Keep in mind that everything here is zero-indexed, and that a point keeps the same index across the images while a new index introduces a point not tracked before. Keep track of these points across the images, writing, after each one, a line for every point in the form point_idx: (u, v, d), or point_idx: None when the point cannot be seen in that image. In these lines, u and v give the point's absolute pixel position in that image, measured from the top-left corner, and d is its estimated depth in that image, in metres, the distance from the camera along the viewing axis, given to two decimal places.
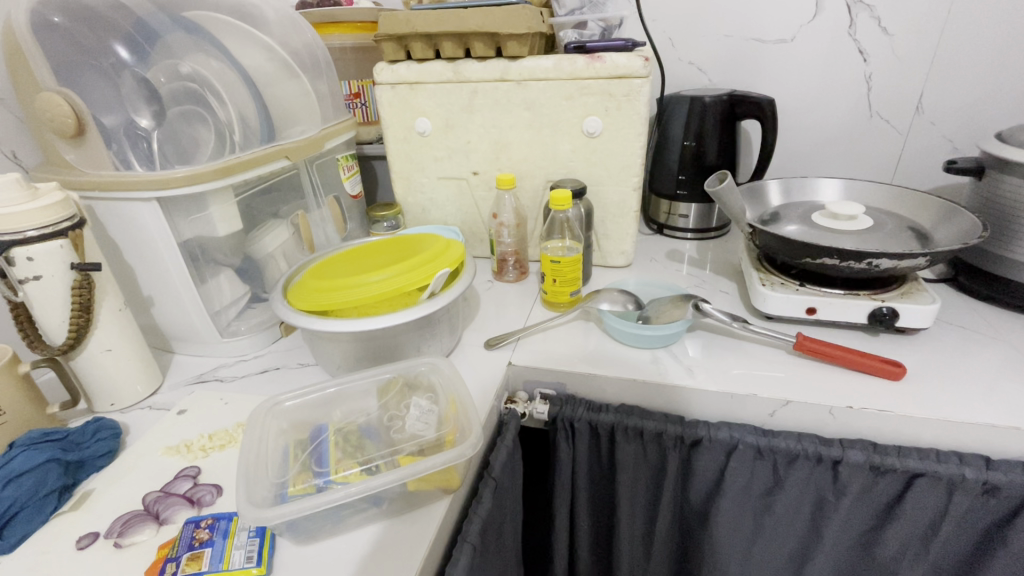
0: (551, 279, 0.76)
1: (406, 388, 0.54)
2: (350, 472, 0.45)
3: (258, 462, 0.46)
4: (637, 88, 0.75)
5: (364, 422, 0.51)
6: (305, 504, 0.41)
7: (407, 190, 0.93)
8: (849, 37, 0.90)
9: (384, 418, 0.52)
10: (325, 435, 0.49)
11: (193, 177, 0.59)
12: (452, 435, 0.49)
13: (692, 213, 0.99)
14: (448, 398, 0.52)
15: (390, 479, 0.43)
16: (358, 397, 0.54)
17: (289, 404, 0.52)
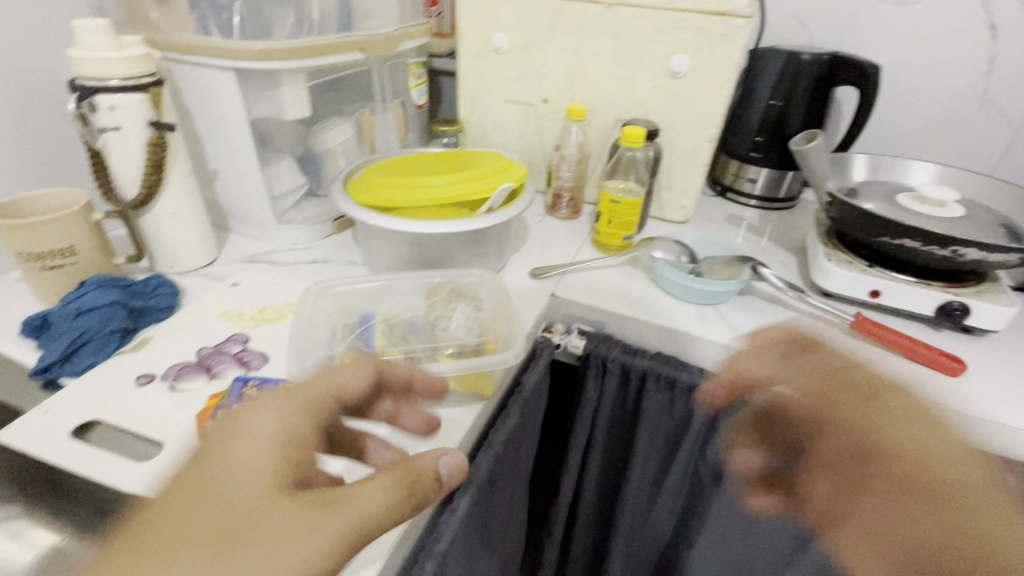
0: (606, 220, 0.74)
1: (454, 294, 0.54)
2: (392, 359, 0.47)
3: (307, 335, 0.48)
4: (736, 29, 0.70)
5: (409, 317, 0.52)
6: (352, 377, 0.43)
7: (472, 109, 0.90)
8: (981, 8, 0.81)
9: (430, 317, 0.52)
10: (373, 321, 0.50)
11: (268, 52, 0.59)
12: (493, 344, 0.49)
13: (760, 179, 0.94)
14: (493, 311, 0.53)
15: (431, 371, 0.45)
16: (405, 294, 0.54)
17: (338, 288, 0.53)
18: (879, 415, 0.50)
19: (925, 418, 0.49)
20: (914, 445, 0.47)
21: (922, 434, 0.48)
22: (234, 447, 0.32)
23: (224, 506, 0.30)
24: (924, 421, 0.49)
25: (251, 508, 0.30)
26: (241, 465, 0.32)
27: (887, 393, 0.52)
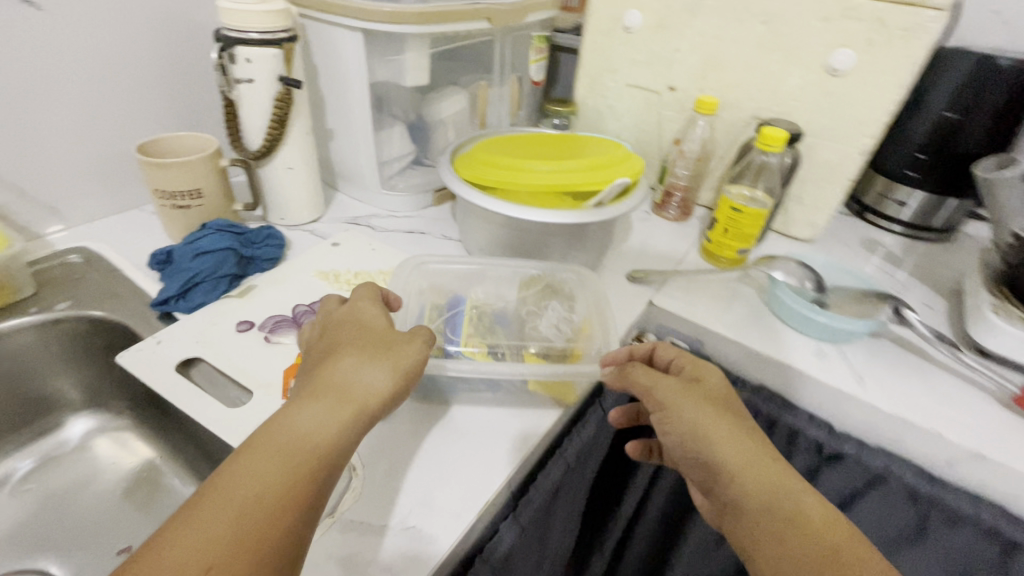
0: (722, 229, 0.67)
1: (549, 290, 0.51)
2: (477, 350, 0.45)
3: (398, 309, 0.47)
4: (924, 23, 0.58)
5: (498, 308, 0.50)
6: (435, 363, 0.42)
7: (589, 91, 0.85)
8: None
9: (520, 311, 0.50)
10: (462, 308, 0.48)
11: (397, 16, 0.58)
12: (581, 352, 0.46)
13: (912, 203, 0.81)
14: (586, 313, 0.49)
15: (513, 371, 0.42)
16: (501, 280, 0.53)
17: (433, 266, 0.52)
18: (692, 413, 0.38)
19: (739, 420, 0.38)
20: (744, 468, 0.35)
21: (746, 444, 0.36)
22: (356, 310, 0.41)
23: (362, 330, 0.39)
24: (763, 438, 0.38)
25: (382, 331, 0.39)
26: (369, 315, 0.40)
27: (700, 382, 0.41)
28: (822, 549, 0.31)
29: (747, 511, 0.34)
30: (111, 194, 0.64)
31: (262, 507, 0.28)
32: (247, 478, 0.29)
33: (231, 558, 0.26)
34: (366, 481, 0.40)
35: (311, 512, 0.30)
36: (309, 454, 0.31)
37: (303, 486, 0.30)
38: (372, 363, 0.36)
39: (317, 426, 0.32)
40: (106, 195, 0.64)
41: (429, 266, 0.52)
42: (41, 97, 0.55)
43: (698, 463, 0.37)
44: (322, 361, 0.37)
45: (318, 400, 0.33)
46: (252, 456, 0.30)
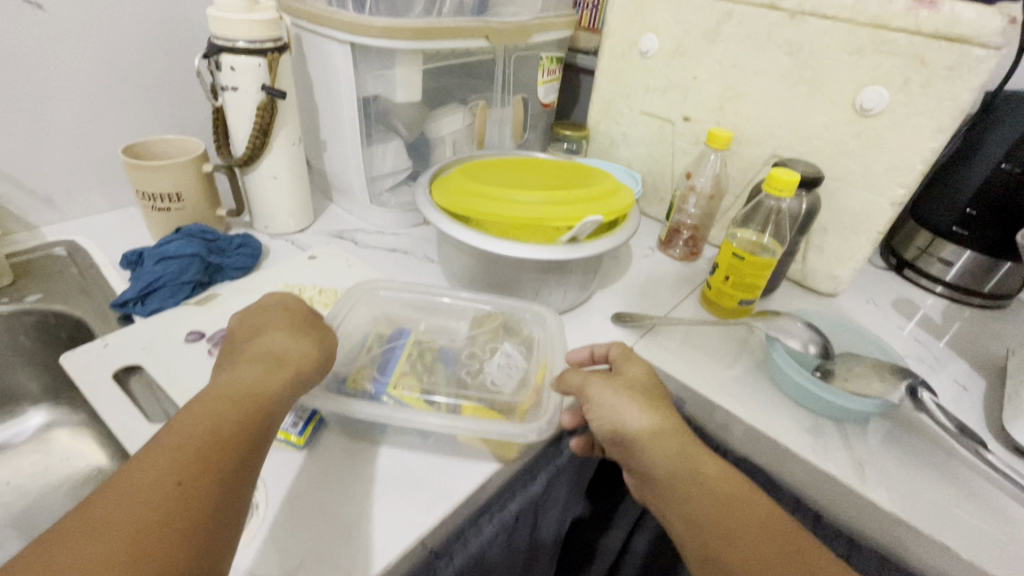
0: (723, 276, 0.61)
1: (501, 330, 0.48)
2: (407, 393, 0.41)
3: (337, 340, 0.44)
4: (972, 62, 0.51)
5: (447, 347, 0.46)
6: (361, 409, 0.38)
7: (602, 116, 0.81)
8: None
9: (466, 352, 0.46)
10: (402, 342, 0.45)
11: (389, 31, 0.56)
12: (527, 406, 0.41)
13: (958, 263, 0.71)
14: (539, 361, 0.45)
15: (443, 424, 0.38)
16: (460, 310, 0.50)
17: (388, 293, 0.50)
18: (613, 401, 0.39)
19: (654, 399, 0.40)
20: (656, 441, 0.37)
21: (659, 420, 0.38)
22: (280, 299, 0.44)
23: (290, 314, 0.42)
24: (673, 411, 0.40)
25: (310, 317, 0.43)
26: (295, 303, 0.44)
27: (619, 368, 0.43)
28: (714, 502, 0.35)
29: (657, 474, 0.37)
30: (106, 190, 0.66)
31: (221, 433, 0.32)
32: (206, 416, 0.32)
33: (198, 473, 0.30)
34: (265, 523, 0.37)
35: (263, 445, 0.34)
36: (257, 398, 0.34)
37: (255, 420, 0.34)
38: (301, 333, 0.40)
39: (260, 381, 0.35)
40: (103, 191, 0.66)
41: (384, 294, 0.50)
42: (38, 94, 0.56)
43: (619, 443, 0.39)
44: (253, 336, 0.40)
45: (257, 359, 0.37)
46: (207, 403, 0.33)
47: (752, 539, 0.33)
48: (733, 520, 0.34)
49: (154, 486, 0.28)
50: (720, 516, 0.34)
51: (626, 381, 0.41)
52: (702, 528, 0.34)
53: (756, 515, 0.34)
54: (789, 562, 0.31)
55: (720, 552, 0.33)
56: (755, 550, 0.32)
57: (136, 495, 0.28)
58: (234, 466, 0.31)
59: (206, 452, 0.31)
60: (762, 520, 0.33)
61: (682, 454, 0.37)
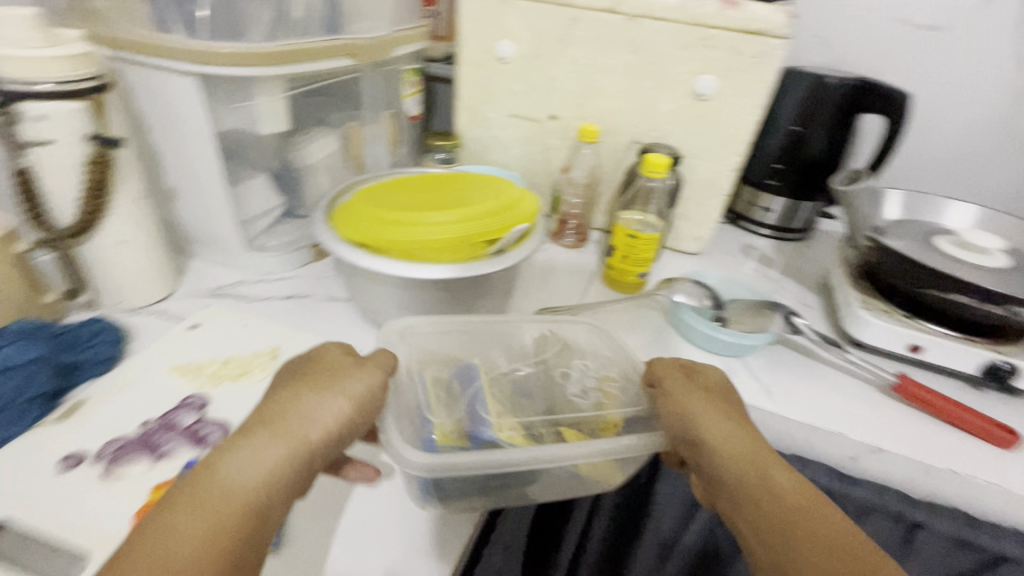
0: (620, 255, 0.67)
1: (565, 350, 0.53)
2: (513, 433, 0.42)
3: (405, 398, 0.44)
4: (771, 51, 0.63)
5: (513, 383, 0.49)
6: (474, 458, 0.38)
7: (471, 122, 0.82)
8: (1013, 38, 0.78)
9: (544, 379, 0.51)
10: (479, 384, 0.46)
11: (245, 56, 0.50)
12: (619, 419, 0.46)
13: (776, 208, 0.89)
14: (609, 372, 0.52)
15: (577, 455, 0.40)
16: (503, 343, 0.53)
17: (419, 329, 0.50)
18: (689, 403, 0.44)
19: (733, 410, 0.45)
20: (725, 443, 0.42)
21: (738, 433, 0.42)
22: (321, 350, 0.43)
23: (319, 369, 0.41)
24: (750, 427, 0.44)
25: (337, 368, 0.41)
26: (331, 354, 0.42)
27: (697, 373, 0.48)
28: (785, 512, 0.37)
29: (724, 484, 0.41)
30: None
31: (183, 556, 0.30)
32: (174, 532, 0.31)
33: None
34: None
35: (245, 552, 0.32)
36: (236, 507, 0.33)
37: (237, 538, 0.32)
38: (318, 403, 0.38)
39: (244, 479, 0.34)
40: None
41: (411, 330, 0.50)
42: None
43: (687, 452, 0.43)
44: (277, 401, 0.39)
45: (257, 451, 0.35)
46: (182, 510, 0.32)
47: (814, 551, 0.35)
48: (805, 528, 0.36)
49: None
50: (791, 524, 0.37)
51: (704, 393, 0.45)
52: (769, 529, 0.37)
53: (828, 525, 0.36)
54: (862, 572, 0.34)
55: (787, 552, 0.36)
56: (826, 553, 0.35)
57: None
58: None
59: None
60: (830, 531, 0.36)
61: (753, 467, 0.40)
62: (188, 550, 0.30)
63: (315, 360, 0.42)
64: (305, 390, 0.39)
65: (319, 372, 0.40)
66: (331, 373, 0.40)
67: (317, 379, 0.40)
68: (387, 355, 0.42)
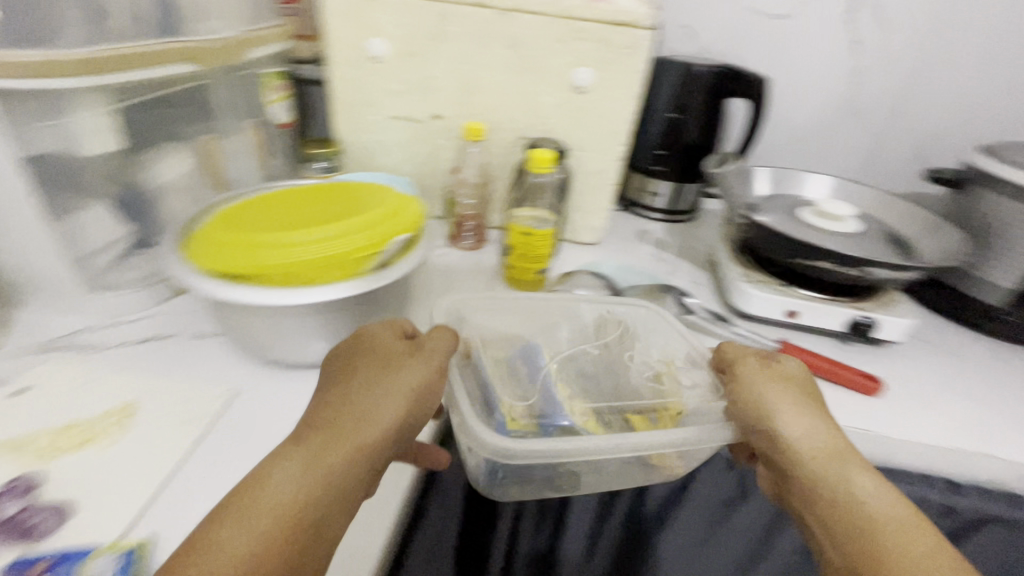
0: (517, 254, 0.66)
1: (623, 332, 0.60)
2: (585, 420, 0.49)
3: (478, 381, 0.50)
4: (640, 42, 0.65)
5: (578, 366, 0.57)
6: (534, 446, 0.42)
7: (350, 127, 0.77)
8: (846, 24, 0.87)
9: (595, 364, 0.58)
10: (547, 373, 0.53)
11: (48, 65, 0.44)
12: (683, 409, 0.51)
13: (664, 193, 0.93)
14: (666, 355, 0.59)
15: (648, 443, 0.45)
16: (563, 327, 0.61)
17: (484, 311, 0.58)
18: (772, 399, 0.48)
19: (817, 406, 0.49)
20: (804, 443, 0.46)
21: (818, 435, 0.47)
22: (374, 335, 0.45)
23: (373, 359, 0.43)
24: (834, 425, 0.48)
25: (394, 358, 0.43)
26: (386, 342, 0.45)
27: (773, 362, 0.51)
28: (867, 516, 0.42)
29: (800, 486, 0.45)
30: None
31: (241, 558, 0.32)
32: (233, 532, 0.33)
33: None
34: None
35: (303, 554, 0.34)
36: (294, 510, 0.34)
37: (292, 542, 0.33)
38: (374, 401, 0.40)
39: (303, 481, 0.36)
40: None
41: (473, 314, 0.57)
42: None
43: (763, 444, 0.48)
44: (338, 394, 0.41)
45: (317, 453, 0.37)
46: (239, 510, 0.34)
47: (899, 549, 0.40)
48: (874, 533, 0.41)
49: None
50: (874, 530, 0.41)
51: (773, 392, 0.49)
52: (841, 531, 0.42)
53: (899, 531, 0.41)
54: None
55: (858, 548, 0.41)
56: (900, 558, 0.39)
57: None
58: None
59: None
60: (916, 532, 0.41)
61: (833, 468, 0.45)
62: (246, 551, 0.32)
63: (370, 347, 0.44)
64: (365, 384, 0.41)
65: (377, 362, 0.43)
66: (390, 365, 0.43)
67: (376, 370, 0.42)
68: (447, 331, 0.46)
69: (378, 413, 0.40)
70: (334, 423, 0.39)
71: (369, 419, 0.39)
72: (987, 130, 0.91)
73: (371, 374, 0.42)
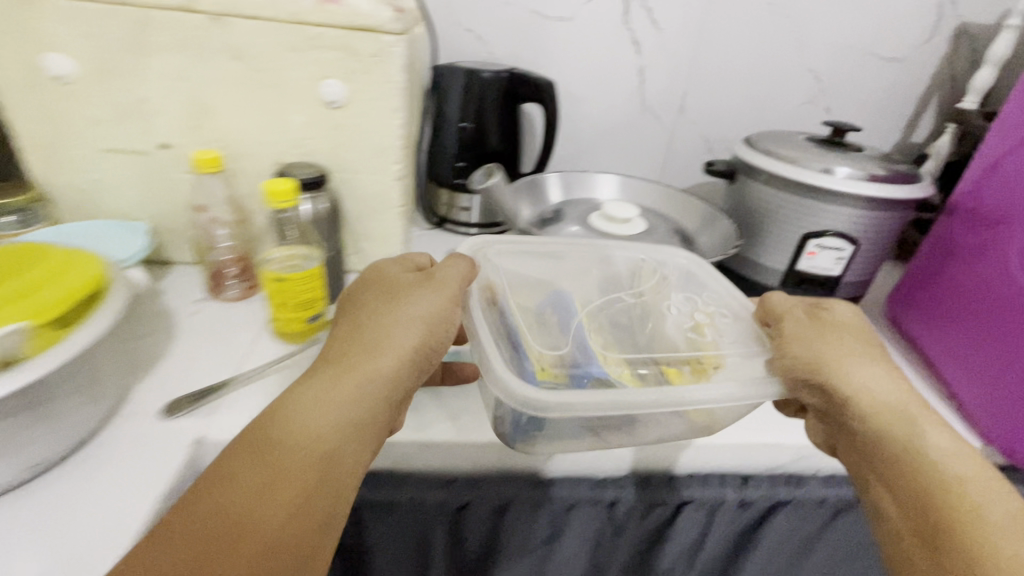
0: (278, 302, 0.57)
1: (659, 285, 0.60)
2: (621, 372, 0.47)
3: (504, 331, 0.48)
4: (388, 48, 0.58)
5: (610, 315, 0.56)
6: (568, 399, 0.41)
7: (50, 166, 0.60)
8: (623, 25, 0.88)
9: (641, 319, 0.57)
10: (577, 325, 0.52)
11: None
12: (720, 360, 0.49)
13: (474, 206, 0.88)
14: (698, 307, 0.57)
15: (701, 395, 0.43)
16: (608, 272, 0.61)
17: (510, 257, 0.57)
18: (832, 352, 0.48)
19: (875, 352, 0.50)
20: (869, 400, 0.47)
21: (897, 389, 0.48)
22: (388, 271, 0.50)
23: (382, 292, 0.48)
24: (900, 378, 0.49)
25: (408, 289, 0.47)
26: (397, 275, 0.50)
27: (822, 314, 0.52)
28: (947, 479, 0.43)
29: (876, 450, 0.46)
30: None
31: (282, 473, 0.37)
32: (275, 453, 0.38)
33: (254, 518, 0.35)
34: None
35: (339, 468, 0.39)
36: (325, 433, 0.39)
37: (327, 459, 0.39)
38: (387, 331, 0.45)
39: (335, 400, 0.41)
40: None
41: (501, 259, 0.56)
42: None
43: (815, 395, 0.48)
44: (357, 323, 0.46)
45: (338, 378, 0.42)
46: (279, 431, 0.39)
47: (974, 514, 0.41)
48: (962, 494, 0.42)
49: (239, 531, 0.35)
50: (940, 499, 0.42)
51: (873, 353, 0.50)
52: (911, 497, 0.43)
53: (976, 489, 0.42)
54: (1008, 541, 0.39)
55: (926, 512, 0.42)
56: (975, 518, 0.41)
57: (196, 538, 0.34)
58: (291, 510, 0.36)
59: (281, 497, 0.36)
60: (975, 490, 0.42)
61: (914, 426, 0.46)
62: (293, 467, 0.38)
63: (383, 281, 0.49)
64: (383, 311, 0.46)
65: (390, 293, 0.48)
66: (406, 292, 0.47)
67: (387, 301, 0.47)
68: (462, 265, 0.49)
69: (395, 342, 0.44)
70: (354, 354, 0.43)
71: (387, 342, 0.44)
72: (760, 119, 0.98)
73: (388, 305, 0.47)
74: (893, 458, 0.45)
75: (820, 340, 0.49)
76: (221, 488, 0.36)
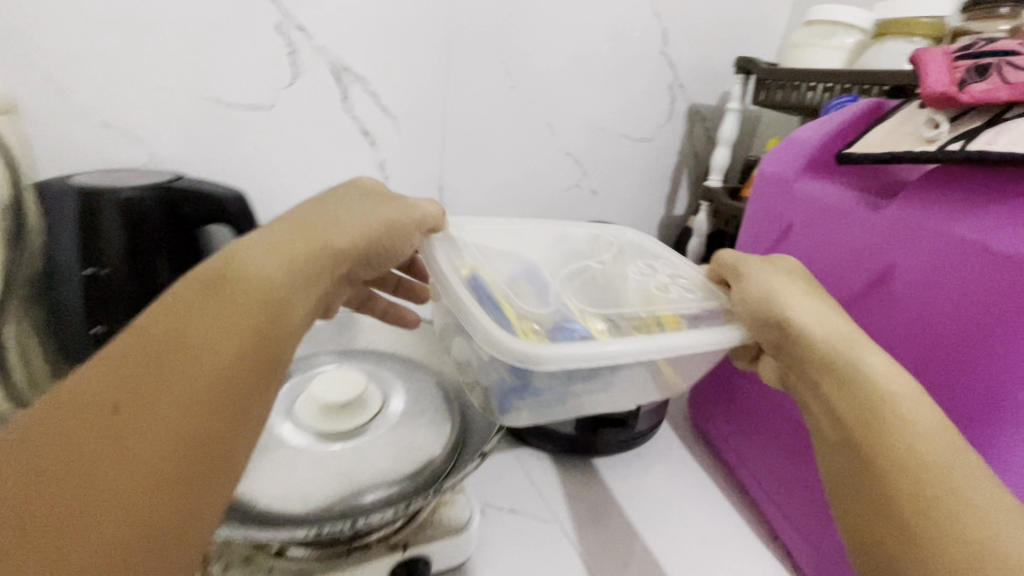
0: None
1: (618, 250, 0.52)
2: (600, 327, 0.40)
3: (485, 289, 0.40)
4: None
5: (581, 279, 0.47)
6: (573, 352, 0.36)
7: None
8: (345, 112, 0.70)
9: (606, 277, 0.48)
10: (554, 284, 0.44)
11: None
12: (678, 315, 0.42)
13: None
14: (666, 267, 0.50)
15: (653, 348, 0.38)
16: (567, 245, 0.51)
17: (482, 228, 0.50)
18: (759, 269, 0.44)
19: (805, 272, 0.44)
20: (815, 321, 0.39)
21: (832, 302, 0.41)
22: (358, 181, 0.44)
23: (348, 191, 0.42)
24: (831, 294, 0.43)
25: (371, 198, 0.42)
26: (365, 185, 0.44)
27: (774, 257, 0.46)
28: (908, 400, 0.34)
29: (817, 372, 0.38)
30: None
31: (216, 329, 0.27)
32: (198, 317, 0.28)
33: (183, 404, 0.25)
34: None
35: (287, 337, 0.30)
36: (269, 291, 0.30)
37: (270, 322, 0.29)
38: (345, 215, 0.39)
39: (276, 262, 0.32)
40: None
41: (468, 233, 0.48)
42: None
43: (772, 334, 0.41)
44: (315, 208, 0.39)
45: (282, 240, 0.34)
46: (200, 289, 0.29)
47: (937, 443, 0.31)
48: (897, 417, 0.33)
49: (139, 411, 0.24)
50: (867, 424, 0.34)
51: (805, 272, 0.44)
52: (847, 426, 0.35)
53: (918, 409, 0.33)
54: (954, 469, 0.30)
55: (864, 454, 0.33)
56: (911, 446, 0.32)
57: (76, 436, 0.23)
58: (224, 392, 0.26)
59: (215, 359, 0.26)
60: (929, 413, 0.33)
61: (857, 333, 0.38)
62: (222, 349, 0.27)
63: (349, 184, 0.43)
64: (338, 200, 0.41)
65: (347, 190, 0.42)
66: (369, 196, 0.43)
67: (350, 198, 0.41)
68: (426, 211, 0.44)
69: (338, 236, 0.37)
70: (296, 234, 0.35)
71: (343, 232, 0.37)
72: (530, 207, 0.89)
73: (348, 198, 0.41)
74: (839, 385, 0.36)
75: (754, 265, 0.44)
76: (117, 362, 0.26)
